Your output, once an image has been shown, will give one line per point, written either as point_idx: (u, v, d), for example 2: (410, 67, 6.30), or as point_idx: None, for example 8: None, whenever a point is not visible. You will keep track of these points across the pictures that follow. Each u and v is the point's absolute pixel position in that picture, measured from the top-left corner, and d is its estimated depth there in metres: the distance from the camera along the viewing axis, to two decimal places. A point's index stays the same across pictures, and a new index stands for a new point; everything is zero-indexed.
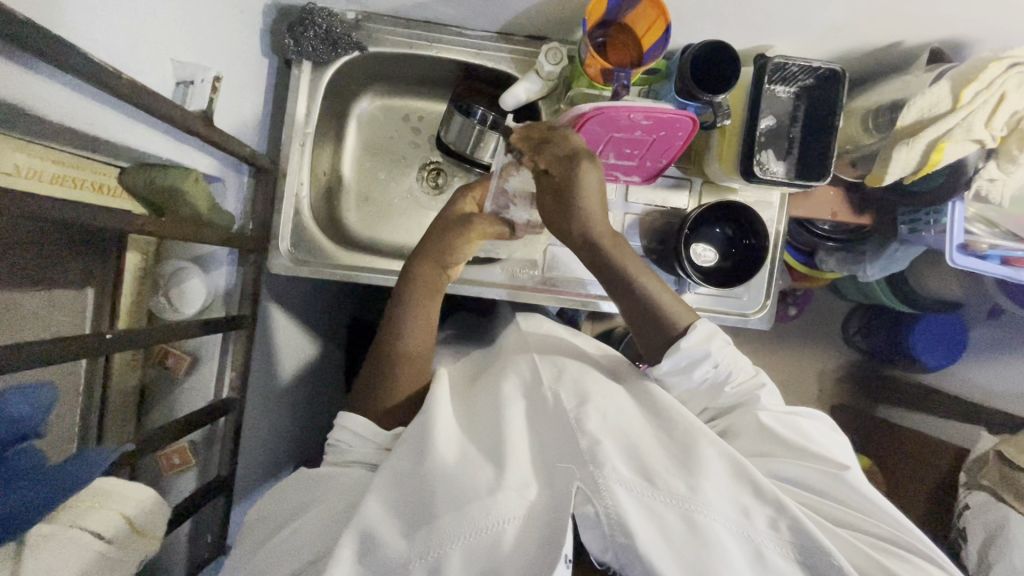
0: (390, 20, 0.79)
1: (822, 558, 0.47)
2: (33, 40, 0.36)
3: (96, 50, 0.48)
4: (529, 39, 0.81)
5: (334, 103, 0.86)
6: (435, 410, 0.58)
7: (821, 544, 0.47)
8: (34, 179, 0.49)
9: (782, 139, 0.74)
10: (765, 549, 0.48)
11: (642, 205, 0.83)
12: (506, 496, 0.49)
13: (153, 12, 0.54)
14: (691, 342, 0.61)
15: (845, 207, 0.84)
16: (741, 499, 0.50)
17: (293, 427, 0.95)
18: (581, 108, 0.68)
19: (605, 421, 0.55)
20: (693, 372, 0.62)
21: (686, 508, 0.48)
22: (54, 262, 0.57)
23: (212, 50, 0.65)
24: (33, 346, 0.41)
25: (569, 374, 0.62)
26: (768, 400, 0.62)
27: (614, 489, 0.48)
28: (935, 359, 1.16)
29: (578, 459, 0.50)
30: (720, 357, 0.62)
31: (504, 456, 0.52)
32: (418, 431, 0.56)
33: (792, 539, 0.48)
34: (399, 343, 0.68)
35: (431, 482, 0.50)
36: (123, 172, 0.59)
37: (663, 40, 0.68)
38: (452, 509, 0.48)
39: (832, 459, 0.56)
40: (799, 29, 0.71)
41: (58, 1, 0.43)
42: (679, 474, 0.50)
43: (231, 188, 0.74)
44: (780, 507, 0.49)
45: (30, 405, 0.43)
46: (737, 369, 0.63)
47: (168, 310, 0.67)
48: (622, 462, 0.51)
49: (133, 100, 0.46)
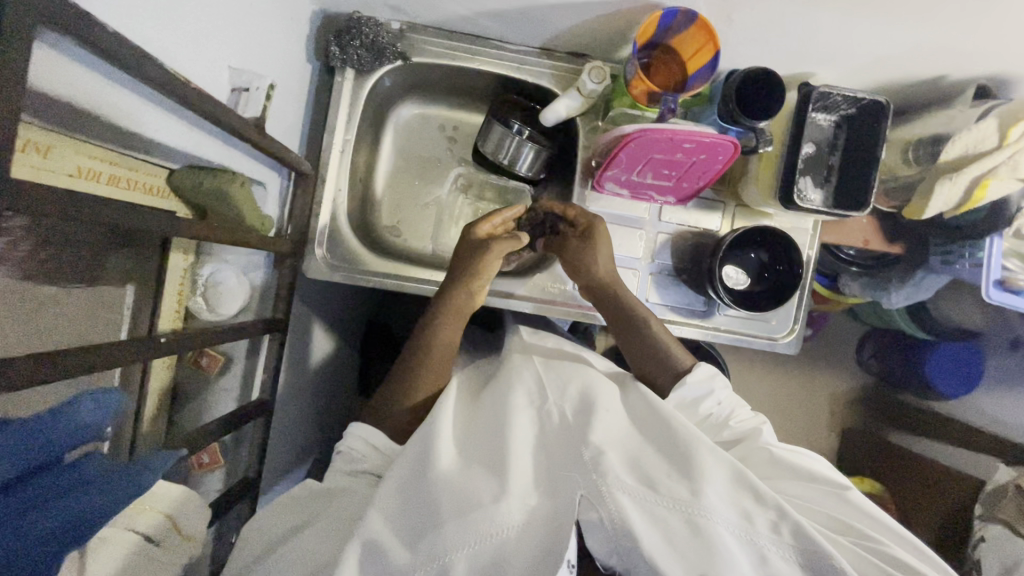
0: (434, 31, 0.80)
1: (824, 559, 0.47)
2: (121, 56, 0.37)
3: (173, 61, 0.49)
4: (570, 57, 0.82)
5: (374, 111, 0.87)
6: (437, 421, 0.59)
7: (824, 548, 0.47)
8: (92, 181, 0.48)
9: (820, 166, 0.75)
10: (769, 553, 0.48)
11: (674, 225, 0.84)
12: (510, 503, 0.49)
13: (217, 19, 0.54)
14: (697, 378, 0.67)
15: (876, 234, 0.84)
16: (743, 504, 0.50)
17: (305, 426, 0.95)
18: (624, 129, 0.69)
19: (608, 433, 0.56)
20: (700, 406, 0.67)
21: (688, 512, 0.49)
22: (101, 260, 0.57)
23: (265, 55, 0.66)
24: (98, 350, 0.41)
25: (573, 384, 0.63)
26: (770, 437, 0.63)
27: (618, 497, 0.49)
28: (950, 387, 1.16)
29: (581, 467, 0.52)
30: (722, 394, 0.68)
31: (505, 463, 0.53)
32: (422, 443, 0.56)
33: (793, 542, 0.48)
34: (432, 338, 0.72)
35: (434, 491, 0.51)
36: (172, 173, 0.58)
37: (711, 64, 0.68)
38: (456, 516, 0.48)
39: (834, 480, 0.58)
40: (845, 60, 0.71)
41: (144, 13, 0.44)
42: (680, 480, 0.51)
43: (273, 193, 0.75)
44: (782, 511, 0.49)
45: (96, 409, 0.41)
46: (737, 405, 0.68)
47: (205, 311, 0.70)
48: (624, 471, 0.52)
49: (196, 106, 0.47)
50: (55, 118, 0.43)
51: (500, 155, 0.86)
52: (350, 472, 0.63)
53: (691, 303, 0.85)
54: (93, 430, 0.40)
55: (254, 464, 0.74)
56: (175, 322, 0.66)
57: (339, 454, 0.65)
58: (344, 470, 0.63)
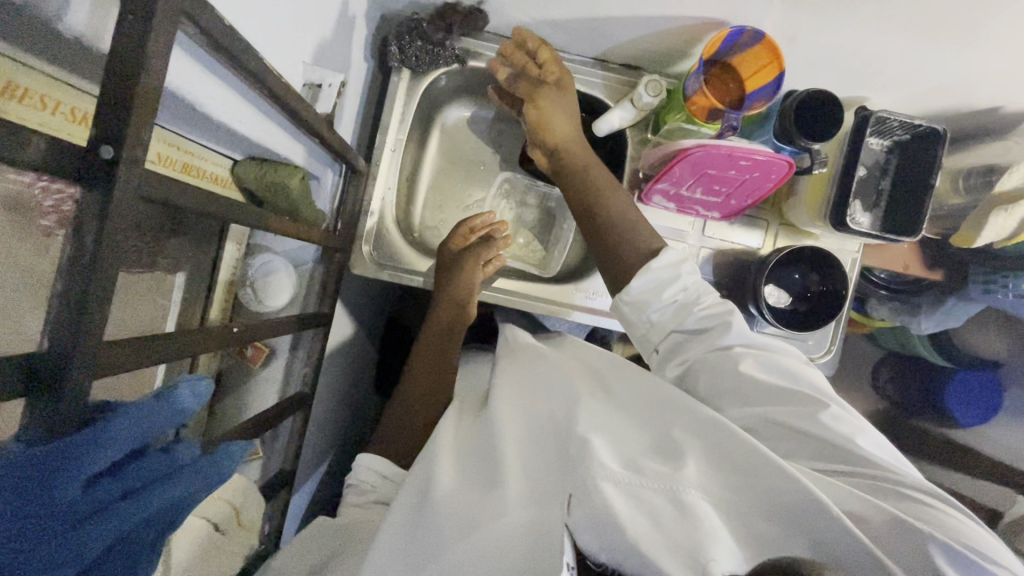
0: (491, 37, 0.80)
1: (817, 514, 0.42)
2: (235, 50, 0.37)
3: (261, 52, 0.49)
4: (624, 69, 0.82)
5: (424, 112, 0.87)
6: (440, 444, 0.60)
7: (808, 487, 0.43)
8: (171, 168, 0.48)
9: (870, 190, 0.75)
10: (760, 525, 0.43)
11: (717, 241, 0.84)
12: (506, 518, 0.47)
13: (301, 15, 0.55)
14: (662, 262, 0.64)
15: (918, 260, 0.86)
16: (731, 482, 0.46)
17: (329, 423, 0.95)
18: (683, 145, 0.70)
19: (592, 424, 0.53)
20: (664, 292, 0.63)
21: (672, 488, 0.44)
22: (167, 247, 0.58)
23: (334, 54, 0.67)
24: (193, 337, 0.41)
25: (560, 387, 0.61)
26: (738, 327, 0.60)
27: (600, 484, 0.44)
28: (965, 416, 1.15)
29: (567, 466, 0.48)
30: (688, 280, 0.64)
31: (501, 477, 0.52)
32: (426, 468, 0.57)
33: (776, 503, 0.44)
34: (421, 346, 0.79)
35: (438, 514, 0.51)
36: (236, 163, 0.59)
37: (774, 84, 0.69)
38: (460, 538, 0.47)
39: (813, 400, 0.54)
40: (903, 86, 0.71)
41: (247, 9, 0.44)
42: (663, 462, 0.47)
43: (325, 187, 0.75)
44: (763, 474, 0.45)
45: (193, 397, 0.39)
46: (705, 291, 0.64)
47: (253, 301, 0.68)
48: (608, 456, 0.48)
49: (284, 100, 0.47)
50: (161, 108, 0.44)
51: None
52: (362, 503, 0.64)
53: None
54: (187, 416, 0.38)
55: (290, 458, 0.74)
56: (225, 311, 0.66)
57: (350, 486, 0.66)
58: (356, 502, 0.65)
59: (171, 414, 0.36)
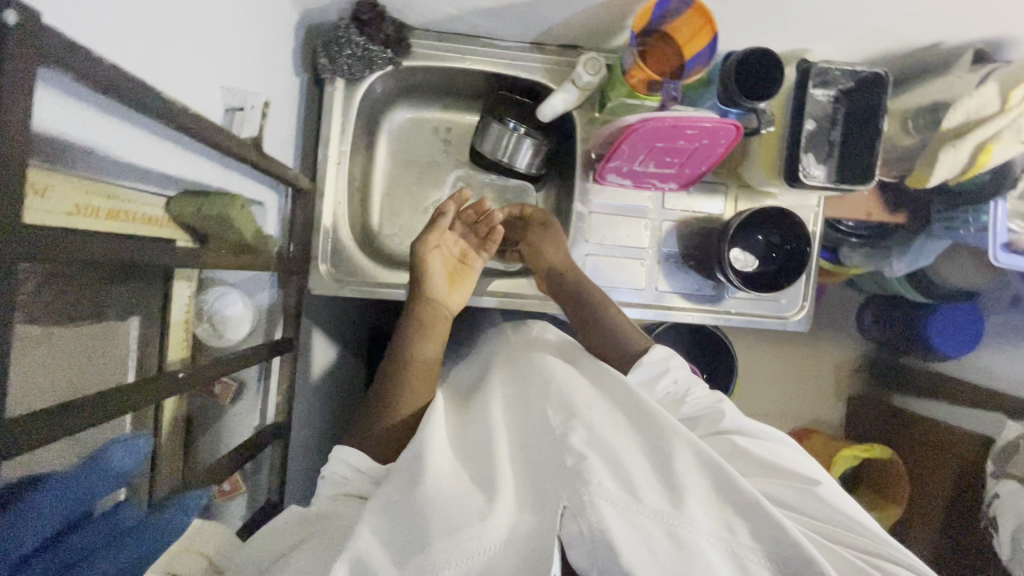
0: (423, 33, 0.78)
1: (802, 565, 0.44)
2: (123, 89, 0.35)
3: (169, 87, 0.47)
4: (562, 49, 0.81)
5: (366, 118, 0.85)
6: (428, 431, 0.57)
7: (805, 551, 0.44)
8: (91, 217, 0.44)
9: (821, 142, 0.74)
10: (750, 563, 0.45)
11: (678, 212, 0.83)
12: (496, 520, 0.47)
13: (209, 40, 0.53)
14: (652, 357, 0.68)
15: (879, 206, 0.84)
16: (725, 516, 0.47)
17: (315, 445, 0.93)
18: (626, 121, 0.69)
19: (591, 435, 0.52)
20: (657, 385, 0.65)
21: (671, 524, 0.45)
22: (108, 296, 0.52)
23: (257, 73, 0.64)
24: (121, 394, 0.40)
25: (557, 385, 0.60)
26: (732, 414, 0.61)
27: (600, 506, 0.45)
28: (948, 347, 1.13)
29: (564, 477, 0.48)
30: (678, 374, 0.66)
31: (494, 481, 0.50)
32: (412, 460, 0.53)
33: (767, 547, 0.45)
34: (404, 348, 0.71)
35: (424, 507, 0.48)
36: (169, 202, 0.54)
37: (710, 49, 0.68)
38: (445, 534, 0.46)
39: (804, 475, 0.54)
40: (842, 34, 0.70)
41: (140, 42, 0.42)
42: (664, 494, 0.47)
43: (272, 211, 0.71)
44: (758, 512, 0.46)
45: (131, 456, 0.43)
46: (694, 384, 0.65)
47: (213, 338, 0.63)
48: (608, 477, 0.48)
49: (198, 131, 0.45)
50: (68, 157, 0.42)
51: (498, 152, 0.84)
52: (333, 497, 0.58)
53: (699, 288, 0.84)
54: (129, 474, 0.43)
55: None
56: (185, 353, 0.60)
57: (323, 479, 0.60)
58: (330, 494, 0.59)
59: (108, 479, 0.41)
